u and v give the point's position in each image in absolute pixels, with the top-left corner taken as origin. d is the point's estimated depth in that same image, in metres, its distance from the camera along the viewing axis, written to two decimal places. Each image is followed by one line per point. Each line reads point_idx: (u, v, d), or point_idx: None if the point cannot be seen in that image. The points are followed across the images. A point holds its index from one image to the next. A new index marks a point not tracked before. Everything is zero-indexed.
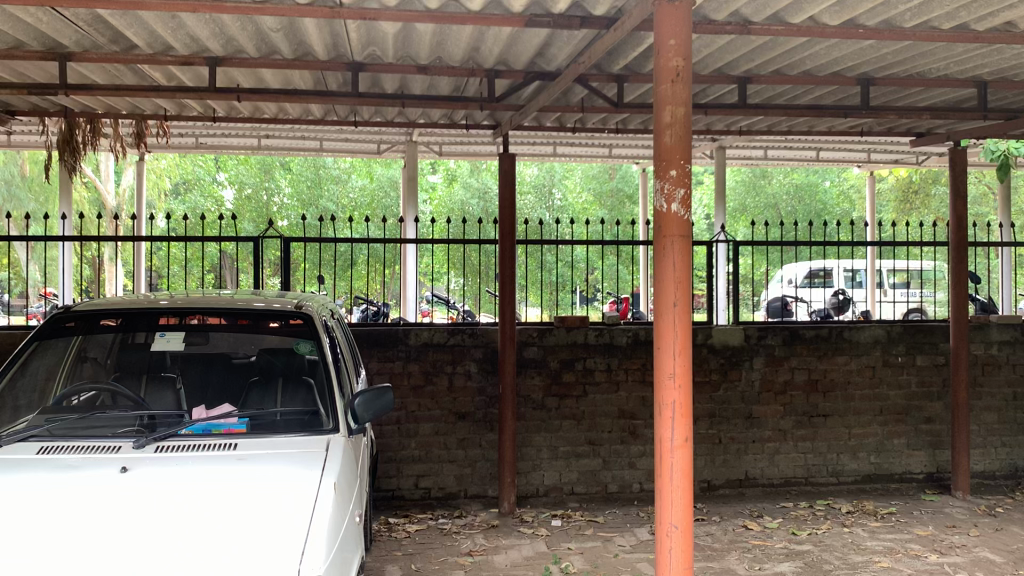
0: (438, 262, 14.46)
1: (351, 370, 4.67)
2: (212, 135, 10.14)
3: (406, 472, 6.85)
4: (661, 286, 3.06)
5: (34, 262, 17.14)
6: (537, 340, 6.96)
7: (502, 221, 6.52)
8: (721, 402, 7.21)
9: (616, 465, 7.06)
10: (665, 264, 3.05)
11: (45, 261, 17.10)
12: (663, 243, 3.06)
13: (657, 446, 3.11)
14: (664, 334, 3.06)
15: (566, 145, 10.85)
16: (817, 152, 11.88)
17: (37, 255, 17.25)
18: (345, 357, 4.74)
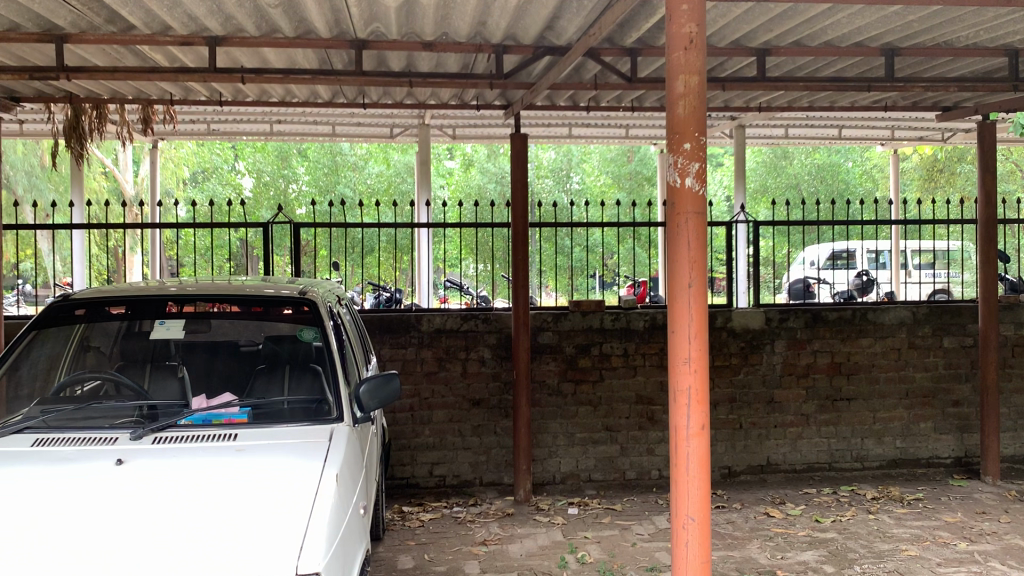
0: (455, 248, 14.35)
1: (358, 357, 4.54)
2: (223, 121, 10.05)
3: (420, 460, 6.75)
4: (675, 266, 2.90)
5: (53, 253, 17.17)
6: (552, 324, 6.82)
7: (515, 204, 6.37)
8: (742, 386, 7.03)
9: (634, 451, 6.92)
10: (679, 242, 2.89)
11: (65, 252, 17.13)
12: (677, 221, 2.89)
13: (672, 434, 2.96)
14: (678, 316, 2.90)
15: (582, 125, 10.66)
16: (839, 130, 11.60)
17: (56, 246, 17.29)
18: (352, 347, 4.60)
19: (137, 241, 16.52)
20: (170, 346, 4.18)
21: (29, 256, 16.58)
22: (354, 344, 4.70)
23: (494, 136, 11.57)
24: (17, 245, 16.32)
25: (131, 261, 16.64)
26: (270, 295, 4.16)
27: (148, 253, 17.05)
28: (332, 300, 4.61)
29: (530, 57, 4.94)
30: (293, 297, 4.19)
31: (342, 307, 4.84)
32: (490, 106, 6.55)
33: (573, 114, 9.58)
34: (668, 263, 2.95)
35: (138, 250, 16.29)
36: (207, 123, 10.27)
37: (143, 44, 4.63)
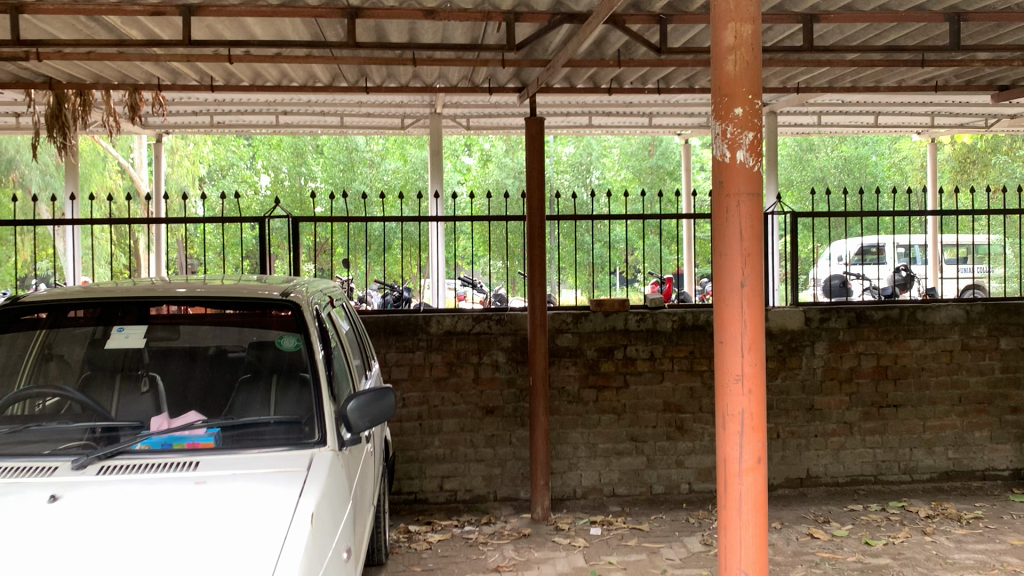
0: (474, 245, 13.81)
1: (347, 366, 4.00)
2: (226, 111, 9.56)
3: (430, 473, 6.23)
4: (724, 262, 2.35)
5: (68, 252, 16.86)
6: (572, 326, 6.27)
7: (530, 195, 5.83)
8: (779, 392, 6.46)
9: (662, 463, 6.36)
10: (727, 230, 2.35)
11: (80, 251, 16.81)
12: (727, 205, 2.35)
13: (720, 468, 2.42)
14: (728, 323, 2.35)
15: (603, 114, 10.09)
16: (875, 117, 10.96)
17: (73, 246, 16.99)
18: (341, 357, 4.04)
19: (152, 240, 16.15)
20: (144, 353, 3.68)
21: (44, 256, 16.26)
22: (344, 352, 4.14)
23: (510, 126, 11.04)
24: (32, 245, 16.01)
25: (147, 260, 16.29)
26: (251, 296, 3.60)
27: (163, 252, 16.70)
28: (319, 301, 4.05)
29: (546, 26, 4.39)
30: (277, 299, 3.62)
31: (332, 310, 4.28)
32: (504, 88, 6.01)
33: (593, 100, 9.02)
34: (715, 257, 2.41)
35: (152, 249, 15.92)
36: (210, 114, 9.81)
37: (111, 15, 4.12)
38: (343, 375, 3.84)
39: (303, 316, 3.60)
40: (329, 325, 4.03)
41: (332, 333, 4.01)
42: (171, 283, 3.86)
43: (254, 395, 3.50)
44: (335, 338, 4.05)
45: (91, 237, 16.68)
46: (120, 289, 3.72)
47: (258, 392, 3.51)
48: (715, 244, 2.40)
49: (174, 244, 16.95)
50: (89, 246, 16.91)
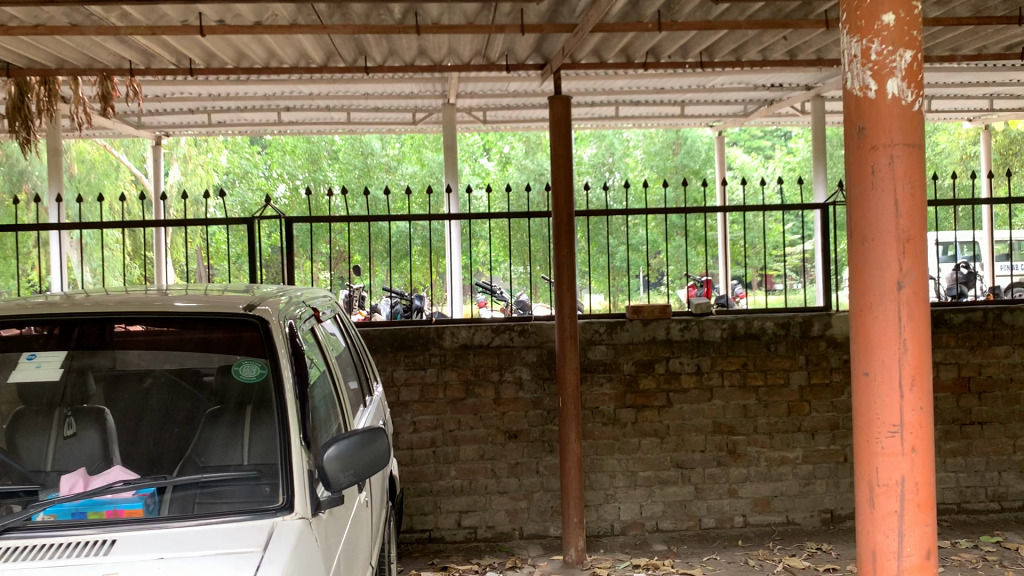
0: (496, 250, 13.02)
1: (332, 399, 3.23)
2: (227, 106, 8.85)
3: (446, 508, 5.44)
4: (876, 265, 1.99)
5: (85, 264, 16.32)
6: (606, 337, 5.46)
7: (556, 188, 5.04)
8: (847, 409, 5.62)
9: (711, 494, 5.56)
10: (879, 203, 1.99)
11: (93, 262, 16.24)
12: (877, 171, 1.98)
13: (867, 549, 2.07)
14: (883, 350, 2.00)
15: (631, 102, 9.29)
16: (928, 101, 10.05)
17: (89, 258, 16.48)
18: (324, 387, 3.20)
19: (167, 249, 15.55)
20: (90, 381, 2.87)
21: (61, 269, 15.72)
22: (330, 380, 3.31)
23: (531, 118, 10.29)
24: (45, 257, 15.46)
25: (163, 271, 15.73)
26: (210, 311, 2.76)
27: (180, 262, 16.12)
28: (299, 313, 3.24)
29: None
30: (237, 314, 2.75)
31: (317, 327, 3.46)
32: (524, 65, 5.22)
33: (620, 85, 8.23)
34: (855, 244, 2.05)
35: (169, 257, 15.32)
36: (210, 110, 9.12)
37: None
38: (323, 408, 3.01)
39: (272, 332, 2.71)
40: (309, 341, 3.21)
41: (314, 355, 3.18)
42: (126, 293, 3.07)
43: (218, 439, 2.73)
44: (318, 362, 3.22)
45: (105, 248, 16.13)
46: (66, 302, 2.90)
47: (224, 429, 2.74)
48: (857, 228, 2.03)
49: (191, 255, 16.36)
50: (104, 257, 16.35)
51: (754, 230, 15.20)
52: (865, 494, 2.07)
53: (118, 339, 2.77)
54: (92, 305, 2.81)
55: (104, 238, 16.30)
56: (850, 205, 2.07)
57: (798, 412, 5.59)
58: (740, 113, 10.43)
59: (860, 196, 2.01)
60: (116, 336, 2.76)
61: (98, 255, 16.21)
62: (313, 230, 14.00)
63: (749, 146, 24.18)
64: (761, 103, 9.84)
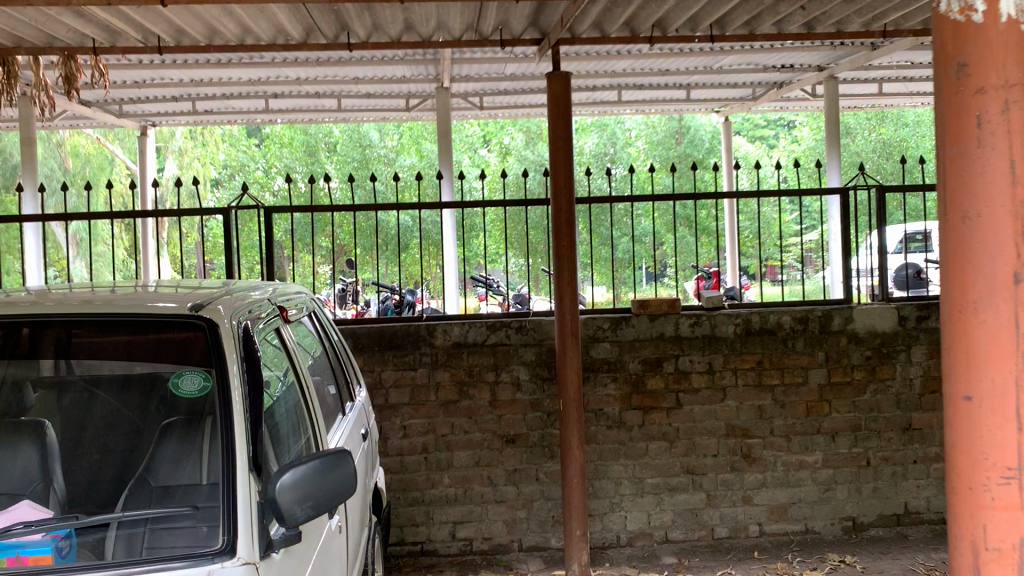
0: (495, 242, 12.62)
1: (296, 415, 2.84)
2: (211, 91, 8.44)
3: (439, 519, 5.06)
4: (987, 257, 1.73)
5: (79, 259, 15.98)
6: (610, 333, 5.07)
7: (555, 174, 4.63)
8: (869, 410, 5.23)
9: (724, 501, 5.17)
10: (987, 175, 1.73)
11: (89, 258, 15.89)
12: (987, 133, 1.73)
13: None
14: (993, 365, 1.73)
15: (633, 85, 8.87)
16: None
17: (83, 253, 16.13)
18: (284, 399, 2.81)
19: (162, 244, 15.17)
20: (27, 391, 2.51)
21: (54, 265, 15.38)
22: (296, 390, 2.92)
23: (529, 104, 9.87)
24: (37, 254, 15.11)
25: (157, 267, 15.36)
26: (150, 312, 2.35)
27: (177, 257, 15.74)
28: (263, 314, 2.84)
29: None
30: (182, 315, 2.35)
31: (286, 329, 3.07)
32: (519, 40, 4.82)
33: (621, 65, 7.81)
34: (955, 232, 1.80)
35: (163, 252, 14.94)
36: (193, 97, 8.73)
37: None
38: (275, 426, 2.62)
39: (220, 336, 2.31)
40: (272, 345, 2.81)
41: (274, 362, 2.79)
42: (63, 292, 2.67)
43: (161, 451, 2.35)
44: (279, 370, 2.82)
45: (100, 242, 15.77)
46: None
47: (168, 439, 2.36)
48: (956, 197, 1.79)
49: (188, 250, 15.97)
50: (100, 253, 15.98)
51: (760, 220, 14.76)
52: (968, 558, 1.80)
53: (78, 342, 2.38)
54: (25, 305, 2.43)
55: (98, 233, 15.95)
56: (948, 169, 1.82)
57: (817, 413, 5.20)
58: (746, 97, 10.01)
59: (961, 154, 1.77)
60: (75, 338, 2.37)
61: (92, 250, 15.89)
62: (308, 223, 13.59)
63: (752, 135, 23.69)
64: (769, 86, 9.40)
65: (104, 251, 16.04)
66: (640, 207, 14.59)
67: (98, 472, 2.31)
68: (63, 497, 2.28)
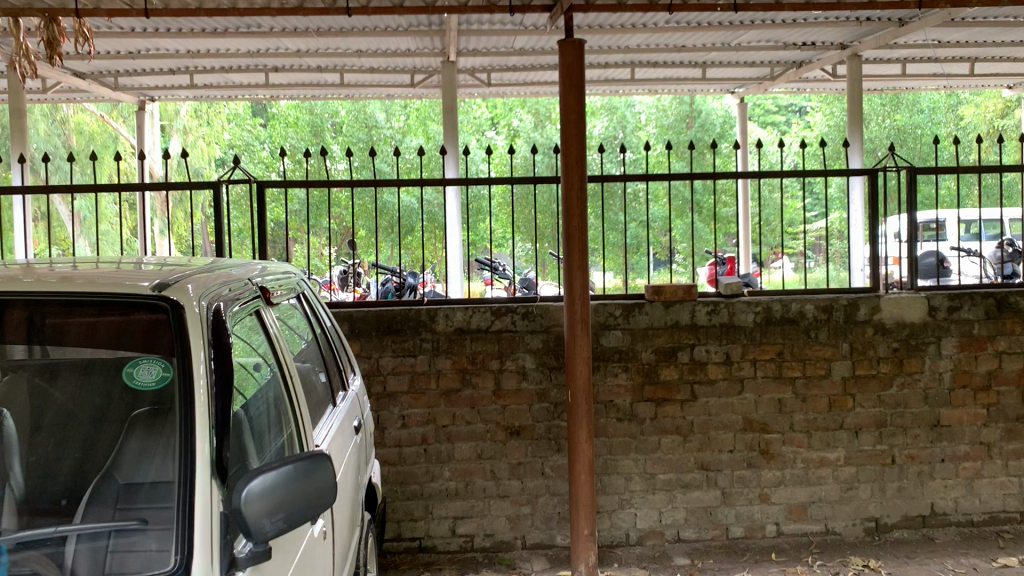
0: (502, 225, 12.29)
1: (271, 408, 2.56)
2: (211, 63, 8.12)
3: (439, 514, 4.79)
4: None
5: (82, 238, 15.73)
6: (622, 321, 4.78)
7: (565, 149, 4.32)
8: (895, 405, 4.93)
9: (740, 499, 4.89)
10: None
11: (93, 236, 15.64)
12: None
13: None
14: None
15: (647, 62, 8.51)
16: (971, 66, 9.23)
17: (86, 232, 15.95)
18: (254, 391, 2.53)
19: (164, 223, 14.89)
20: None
21: (57, 243, 15.21)
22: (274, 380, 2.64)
23: (539, 82, 9.53)
24: (40, 231, 14.91)
25: (160, 246, 15.16)
26: (108, 290, 2.06)
27: (180, 237, 15.45)
28: (241, 296, 2.55)
29: None
30: (142, 295, 2.05)
31: (268, 310, 2.78)
32: (530, 6, 4.49)
33: (635, 39, 7.46)
34: None
35: (165, 232, 14.66)
36: (192, 70, 8.43)
37: None
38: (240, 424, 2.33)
39: (184, 318, 2.02)
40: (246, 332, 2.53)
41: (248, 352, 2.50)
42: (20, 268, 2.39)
43: (128, 443, 2.03)
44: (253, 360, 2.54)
45: (104, 221, 15.51)
46: None
47: (134, 430, 2.03)
48: None
49: (193, 230, 15.69)
50: (103, 231, 15.72)
51: (772, 206, 14.41)
52: None
53: (51, 324, 2.08)
54: None
55: (101, 211, 15.77)
56: None
57: (840, 407, 4.91)
58: (763, 76, 9.65)
59: None
60: (47, 319, 2.08)
61: (95, 229, 15.71)
62: (311, 204, 13.33)
63: (764, 121, 23.26)
64: (788, 65, 9.06)
65: (107, 230, 15.85)
66: (649, 192, 14.25)
67: (57, 460, 2.04)
68: (17, 494, 1.96)
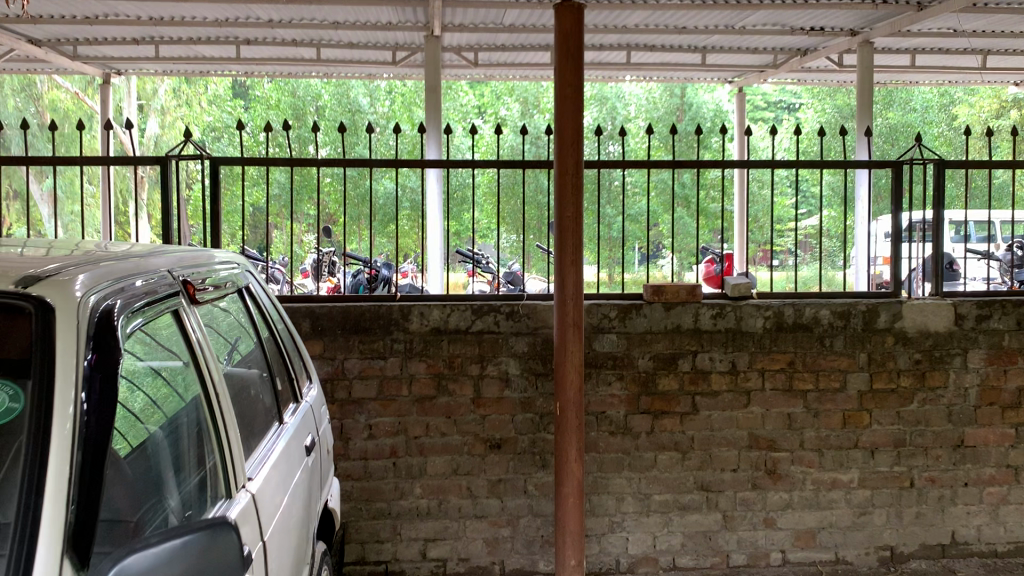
0: (487, 216, 11.76)
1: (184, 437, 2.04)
2: (178, 32, 7.55)
3: (408, 535, 4.28)
4: None
5: (54, 220, 15.06)
6: (618, 324, 4.29)
7: (561, 131, 3.80)
8: (916, 423, 4.47)
9: (743, 524, 4.42)
10: None
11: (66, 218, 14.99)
12: None
13: None
14: None
15: (643, 43, 8.01)
16: (983, 59, 8.78)
17: (59, 214, 15.26)
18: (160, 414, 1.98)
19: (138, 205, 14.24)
20: None
21: (27, 224, 14.54)
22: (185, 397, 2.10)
23: (527, 63, 8.98)
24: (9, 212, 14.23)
25: (134, 230, 14.52)
26: None
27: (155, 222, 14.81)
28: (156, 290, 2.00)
29: None
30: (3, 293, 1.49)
31: (191, 307, 2.23)
32: None
33: (632, 16, 6.93)
34: None
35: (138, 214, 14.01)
36: (157, 40, 7.85)
37: None
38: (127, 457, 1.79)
39: (55, 325, 1.45)
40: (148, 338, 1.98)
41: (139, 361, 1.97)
42: None
43: None
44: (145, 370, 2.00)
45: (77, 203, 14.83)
46: None
47: None
48: None
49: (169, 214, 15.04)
50: (77, 213, 15.05)
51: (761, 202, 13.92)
52: None
53: None
54: None
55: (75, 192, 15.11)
56: None
57: (855, 424, 4.44)
58: (764, 64, 9.15)
59: None
60: None
61: (68, 210, 15.05)
62: (289, 189, 12.73)
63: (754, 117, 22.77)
64: (792, 53, 8.58)
65: (81, 211, 15.19)
66: (637, 186, 13.76)
67: None
68: None
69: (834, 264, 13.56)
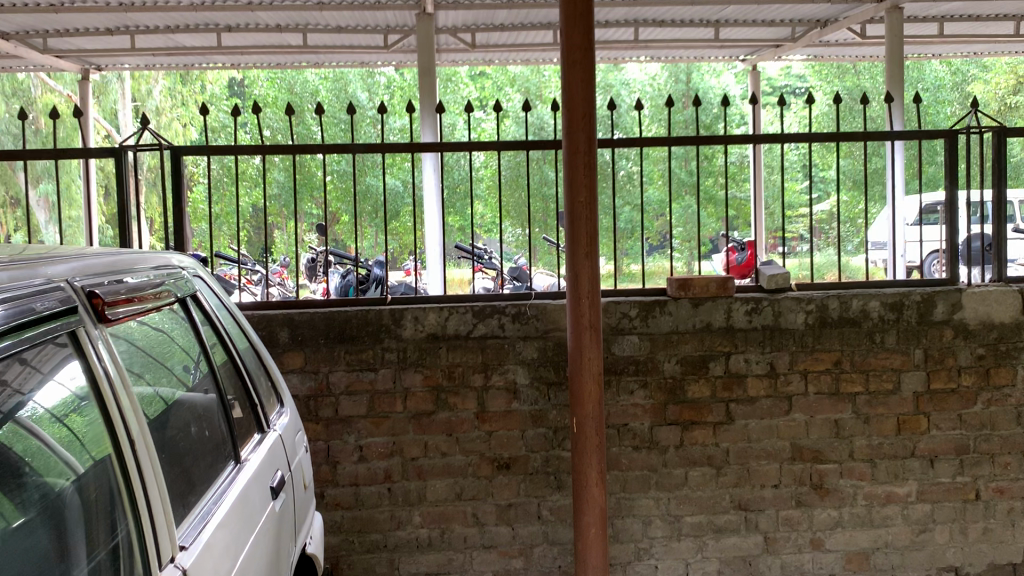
0: (490, 210, 11.22)
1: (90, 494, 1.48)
2: (151, 20, 7.04)
3: (407, 569, 3.77)
4: None
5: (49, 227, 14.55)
6: (639, 324, 3.77)
7: (571, 104, 3.26)
8: (980, 427, 3.93)
9: (788, 547, 3.89)
10: None
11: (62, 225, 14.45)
12: None
13: None
14: None
15: (652, 17, 7.47)
16: (1014, 26, 8.21)
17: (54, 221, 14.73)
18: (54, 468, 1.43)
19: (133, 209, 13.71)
20: None
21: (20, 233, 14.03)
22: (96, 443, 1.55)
23: (529, 44, 8.44)
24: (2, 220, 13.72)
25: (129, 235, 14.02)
26: None
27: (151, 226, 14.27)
28: (42, 307, 1.42)
29: None
30: None
31: (98, 329, 1.66)
32: None
33: None
34: None
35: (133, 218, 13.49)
36: (132, 30, 7.36)
37: None
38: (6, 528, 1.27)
39: None
40: (36, 374, 1.41)
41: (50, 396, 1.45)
42: None
43: None
44: (35, 417, 1.41)
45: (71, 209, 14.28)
46: None
47: None
48: None
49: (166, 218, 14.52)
50: (73, 219, 14.52)
51: (772, 187, 13.32)
52: None
53: None
54: None
55: (70, 197, 14.58)
56: None
57: (911, 430, 3.91)
58: (778, 38, 8.59)
59: None
60: None
61: (63, 216, 14.52)
62: (285, 188, 12.22)
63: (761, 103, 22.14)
64: (811, 25, 8.01)
65: (77, 217, 14.69)
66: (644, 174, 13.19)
67: None
68: None
69: (851, 250, 12.97)
